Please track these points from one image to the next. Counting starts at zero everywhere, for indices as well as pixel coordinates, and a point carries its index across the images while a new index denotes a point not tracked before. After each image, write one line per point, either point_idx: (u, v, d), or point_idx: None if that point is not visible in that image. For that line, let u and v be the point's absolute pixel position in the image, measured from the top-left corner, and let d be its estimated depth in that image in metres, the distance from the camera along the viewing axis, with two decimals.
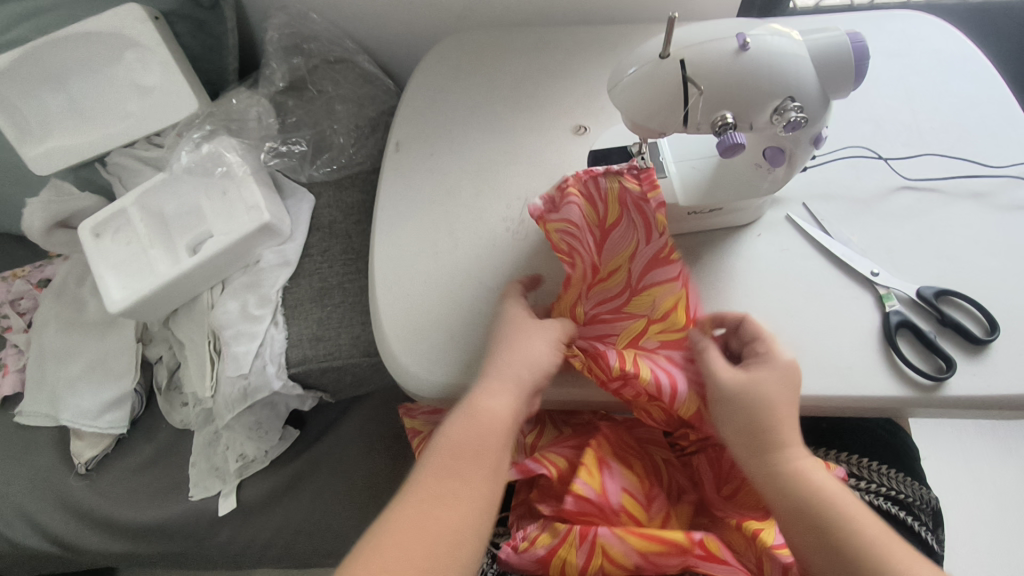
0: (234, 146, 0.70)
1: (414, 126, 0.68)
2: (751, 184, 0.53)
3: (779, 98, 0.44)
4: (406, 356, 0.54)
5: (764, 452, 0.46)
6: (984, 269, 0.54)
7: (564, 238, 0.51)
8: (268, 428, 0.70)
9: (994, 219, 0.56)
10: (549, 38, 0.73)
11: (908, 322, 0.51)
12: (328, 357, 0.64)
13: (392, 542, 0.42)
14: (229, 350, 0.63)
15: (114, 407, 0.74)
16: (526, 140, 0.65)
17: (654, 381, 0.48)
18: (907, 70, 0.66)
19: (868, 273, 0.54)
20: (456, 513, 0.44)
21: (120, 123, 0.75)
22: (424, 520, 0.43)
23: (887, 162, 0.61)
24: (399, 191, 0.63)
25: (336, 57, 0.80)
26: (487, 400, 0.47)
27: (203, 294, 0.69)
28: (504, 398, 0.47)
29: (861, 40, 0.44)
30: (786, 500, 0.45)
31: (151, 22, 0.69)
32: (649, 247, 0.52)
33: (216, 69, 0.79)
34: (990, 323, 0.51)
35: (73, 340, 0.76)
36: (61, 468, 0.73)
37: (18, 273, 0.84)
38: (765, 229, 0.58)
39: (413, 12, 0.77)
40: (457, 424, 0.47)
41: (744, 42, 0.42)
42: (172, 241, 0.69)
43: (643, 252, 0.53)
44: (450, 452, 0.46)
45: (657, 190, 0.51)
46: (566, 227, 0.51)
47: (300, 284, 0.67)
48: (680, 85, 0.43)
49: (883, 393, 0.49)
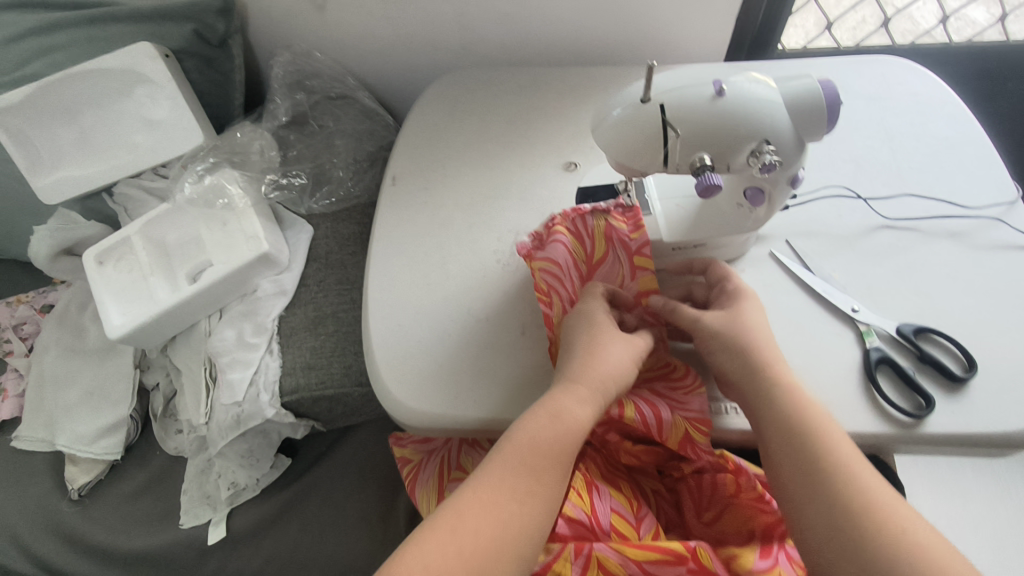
0: (235, 178, 0.73)
1: (410, 161, 0.70)
2: (733, 223, 0.55)
3: (755, 141, 0.46)
4: (396, 385, 0.55)
5: (754, 387, 0.46)
6: (962, 306, 0.55)
7: (547, 275, 0.53)
8: (260, 455, 0.73)
9: (972, 258, 0.57)
10: (542, 79, 0.76)
11: (887, 358, 0.52)
12: (320, 386, 0.65)
13: (448, 533, 0.39)
14: (224, 377, 0.65)
15: (109, 433, 0.75)
16: (518, 176, 0.68)
17: (639, 415, 0.50)
18: (886, 113, 0.68)
19: (848, 310, 0.55)
20: (517, 519, 0.41)
21: (128, 156, 0.78)
22: (487, 518, 0.40)
23: (866, 202, 0.62)
24: (394, 222, 0.65)
25: (337, 94, 0.83)
26: (568, 405, 0.45)
27: (201, 321, 0.70)
28: (584, 405, 0.45)
29: (832, 88, 0.46)
30: (779, 435, 0.44)
31: (161, 60, 0.72)
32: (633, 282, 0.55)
33: (222, 104, 0.82)
34: (967, 361, 0.52)
35: (73, 365, 0.78)
36: (55, 494, 0.74)
37: (22, 299, 0.86)
38: (748, 265, 0.60)
39: (412, 51, 0.81)
40: (536, 422, 0.44)
41: (721, 89, 0.44)
42: (172, 270, 0.71)
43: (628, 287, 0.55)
44: (519, 447, 0.43)
45: (642, 232, 0.54)
46: (549, 265, 0.53)
47: (295, 313, 0.69)
48: (660, 128, 0.45)
49: (864, 429, 0.50)
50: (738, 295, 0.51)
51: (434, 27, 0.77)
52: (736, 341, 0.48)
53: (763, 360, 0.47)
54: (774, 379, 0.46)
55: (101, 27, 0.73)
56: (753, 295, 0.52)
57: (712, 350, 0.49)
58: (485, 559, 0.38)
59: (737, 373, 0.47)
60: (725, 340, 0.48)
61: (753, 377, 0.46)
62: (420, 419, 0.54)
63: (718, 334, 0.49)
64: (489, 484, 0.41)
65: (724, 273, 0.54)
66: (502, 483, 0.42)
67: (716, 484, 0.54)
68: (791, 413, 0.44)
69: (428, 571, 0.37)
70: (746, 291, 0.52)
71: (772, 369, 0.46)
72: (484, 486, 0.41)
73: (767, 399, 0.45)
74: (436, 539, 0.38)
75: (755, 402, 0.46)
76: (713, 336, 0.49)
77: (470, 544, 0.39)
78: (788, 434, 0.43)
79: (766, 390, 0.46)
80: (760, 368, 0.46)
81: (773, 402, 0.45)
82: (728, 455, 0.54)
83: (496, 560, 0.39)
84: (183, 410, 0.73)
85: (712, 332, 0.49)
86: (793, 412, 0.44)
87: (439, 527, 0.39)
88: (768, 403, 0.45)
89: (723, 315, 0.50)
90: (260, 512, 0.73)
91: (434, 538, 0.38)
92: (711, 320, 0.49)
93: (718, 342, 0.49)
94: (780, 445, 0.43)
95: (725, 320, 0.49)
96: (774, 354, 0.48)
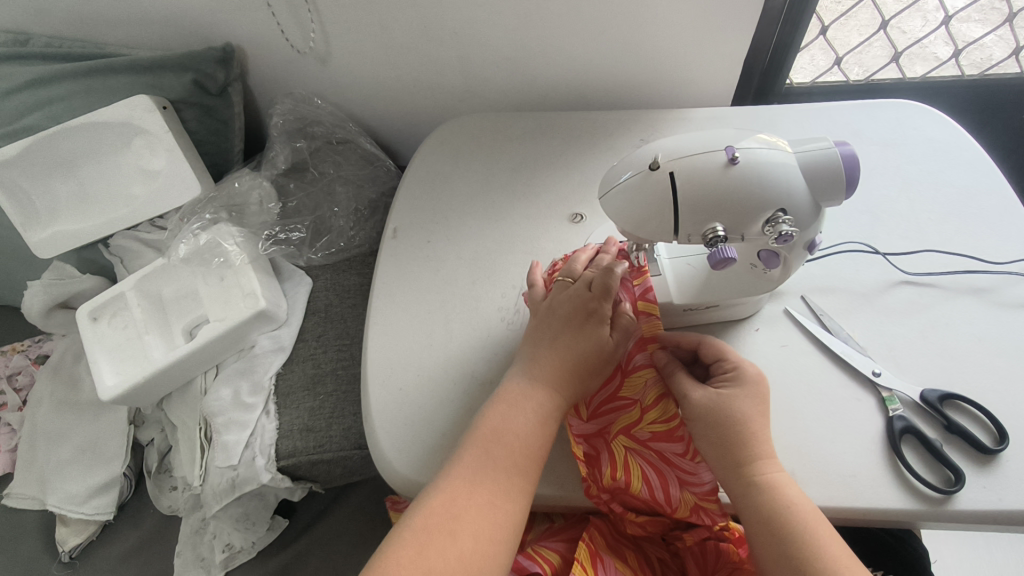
0: (232, 235, 0.71)
1: (412, 212, 0.68)
2: (747, 285, 0.52)
3: (770, 210, 0.43)
4: (392, 451, 0.52)
5: (743, 473, 0.44)
6: (991, 371, 0.52)
7: None
8: (256, 519, 0.71)
9: (996, 317, 0.55)
10: (546, 124, 0.74)
11: (912, 428, 0.49)
12: (318, 450, 0.63)
13: (434, 540, 0.41)
14: (218, 440, 0.63)
15: (101, 491, 0.73)
16: (522, 228, 0.66)
17: (645, 486, 0.47)
18: (902, 160, 0.66)
19: (869, 373, 0.53)
20: (495, 510, 0.43)
21: (125, 207, 0.77)
22: (469, 514, 0.42)
23: (885, 257, 0.60)
24: (395, 278, 0.63)
25: (339, 139, 0.83)
26: (529, 394, 0.48)
27: (197, 378, 0.68)
28: (543, 394, 0.47)
29: (851, 151, 0.44)
30: (769, 535, 0.42)
31: (159, 112, 0.72)
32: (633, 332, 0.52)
33: (222, 151, 0.81)
34: (999, 433, 0.49)
35: (66, 420, 0.76)
36: (45, 555, 0.72)
37: (17, 348, 0.85)
38: (763, 324, 0.57)
39: (415, 96, 0.79)
40: (502, 412, 0.47)
41: (733, 156, 0.42)
42: (168, 326, 0.70)
43: None
44: (484, 441, 0.46)
45: (643, 275, 0.53)
46: None
47: (293, 369, 0.68)
48: (670, 197, 0.43)
49: (889, 506, 0.47)
50: (735, 373, 0.48)
51: (436, 73, 0.75)
52: (722, 427, 0.45)
53: (748, 451, 0.45)
54: (757, 472, 0.44)
55: (100, 79, 0.73)
56: (755, 380, 0.48)
57: (704, 430, 0.46)
58: (474, 553, 0.41)
59: (720, 462, 0.45)
60: (709, 423, 0.46)
61: (734, 470, 0.45)
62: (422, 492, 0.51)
63: (704, 416, 0.46)
64: (462, 480, 0.44)
65: (722, 348, 0.50)
66: (476, 479, 0.44)
67: (720, 550, 0.50)
68: (770, 514, 0.43)
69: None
70: (748, 377, 0.47)
71: (756, 461, 0.45)
72: (458, 483, 0.44)
73: (749, 495, 0.44)
74: (419, 546, 0.41)
75: (737, 495, 0.44)
76: (699, 419, 0.46)
77: (460, 544, 0.41)
78: (769, 536, 0.42)
79: (747, 484, 0.44)
80: (745, 462, 0.45)
81: (754, 500, 0.43)
82: (733, 523, 0.50)
83: (484, 552, 0.41)
84: (178, 467, 0.71)
85: (699, 413, 0.46)
86: (774, 511, 0.43)
87: (422, 534, 0.41)
88: (749, 500, 0.44)
89: (712, 395, 0.47)
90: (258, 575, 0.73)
91: (422, 547, 0.41)
92: (699, 399, 0.46)
93: (703, 425, 0.46)
94: (761, 546, 0.43)
95: (712, 402, 0.46)
96: (761, 440, 0.45)
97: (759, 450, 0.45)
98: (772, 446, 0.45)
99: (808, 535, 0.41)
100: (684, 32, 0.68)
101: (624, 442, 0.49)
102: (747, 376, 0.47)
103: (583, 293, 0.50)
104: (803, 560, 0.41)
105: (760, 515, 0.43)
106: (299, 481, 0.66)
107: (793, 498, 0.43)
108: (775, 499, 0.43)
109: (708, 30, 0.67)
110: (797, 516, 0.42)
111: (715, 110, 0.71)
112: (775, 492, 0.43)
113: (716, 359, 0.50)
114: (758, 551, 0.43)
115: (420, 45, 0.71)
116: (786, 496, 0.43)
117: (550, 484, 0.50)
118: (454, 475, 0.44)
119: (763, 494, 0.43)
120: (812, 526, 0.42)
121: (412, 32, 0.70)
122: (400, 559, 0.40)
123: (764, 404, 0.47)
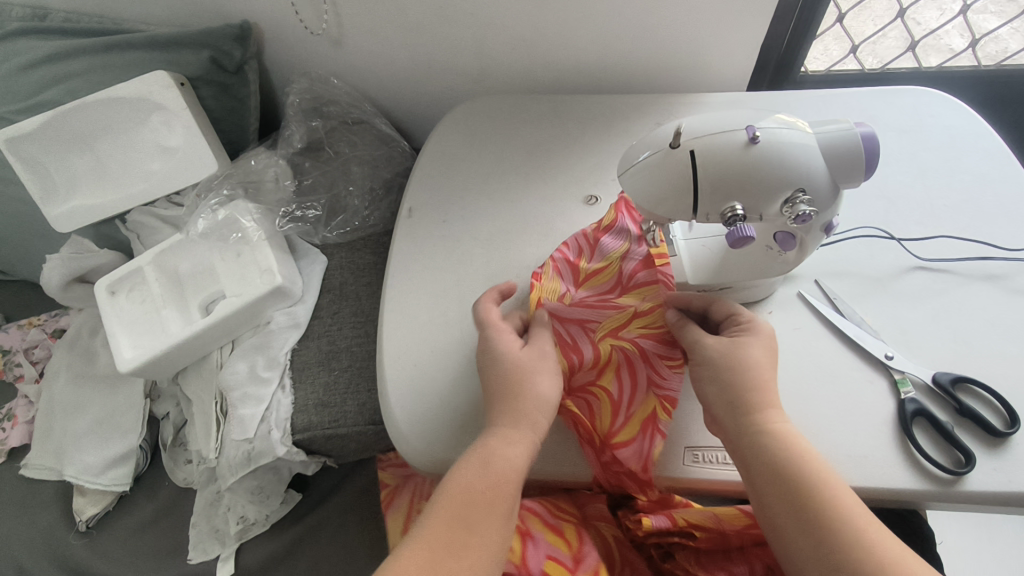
0: (250, 211, 0.72)
1: (427, 192, 0.69)
2: (763, 266, 0.52)
3: (790, 190, 0.44)
4: (408, 423, 0.53)
5: (750, 414, 0.44)
6: (1002, 355, 0.53)
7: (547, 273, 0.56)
8: (270, 492, 0.72)
9: (1011, 303, 0.55)
10: (561, 107, 0.74)
11: (924, 411, 0.50)
12: (333, 424, 0.64)
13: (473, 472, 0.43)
14: (235, 413, 0.64)
15: (117, 463, 0.74)
16: (538, 209, 0.66)
17: (617, 392, 0.51)
18: (918, 147, 0.66)
19: (882, 356, 0.53)
20: (454, 566, 0.39)
21: (142, 183, 0.78)
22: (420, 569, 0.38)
23: (900, 242, 0.60)
24: (411, 256, 0.64)
25: (354, 119, 0.83)
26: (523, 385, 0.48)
27: (213, 352, 0.70)
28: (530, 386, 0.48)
29: (871, 133, 0.44)
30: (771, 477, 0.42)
31: (177, 88, 0.73)
32: (642, 249, 0.53)
33: (237, 129, 0.82)
34: (1010, 415, 0.49)
35: (84, 393, 0.77)
36: (62, 525, 0.74)
37: (33, 322, 0.86)
38: (776, 307, 0.58)
39: (430, 76, 0.79)
40: (466, 471, 0.43)
41: (755, 135, 0.43)
42: (184, 301, 0.71)
43: (636, 254, 0.54)
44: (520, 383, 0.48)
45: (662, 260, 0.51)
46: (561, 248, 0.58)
47: (308, 346, 0.69)
48: (690, 174, 0.43)
49: (898, 485, 0.48)
50: (748, 325, 0.48)
51: (452, 54, 0.76)
52: (735, 373, 0.46)
53: (757, 397, 0.45)
54: (768, 421, 0.44)
55: (119, 55, 0.74)
56: (769, 334, 0.48)
57: (712, 377, 0.46)
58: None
59: (730, 411, 0.45)
60: (723, 369, 0.46)
61: (745, 416, 0.44)
62: (437, 464, 0.52)
63: (716, 362, 0.46)
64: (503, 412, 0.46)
65: (733, 306, 0.50)
66: (429, 537, 0.40)
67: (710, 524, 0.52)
68: (782, 461, 0.42)
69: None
70: (760, 329, 0.48)
71: (766, 410, 0.44)
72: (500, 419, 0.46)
73: (760, 444, 0.43)
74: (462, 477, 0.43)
75: (745, 443, 0.44)
76: (711, 364, 0.47)
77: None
78: (781, 484, 0.41)
79: (756, 430, 0.44)
80: (753, 408, 0.45)
81: (765, 449, 0.43)
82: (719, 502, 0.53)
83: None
84: (193, 440, 0.72)
85: (711, 359, 0.47)
86: (787, 459, 0.42)
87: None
88: (760, 448, 0.43)
89: (725, 342, 0.47)
90: (269, 548, 0.74)
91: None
92: (713, 344, 0.47)
93: (716, 370, 0.46)
94: (773, 494, 0.42)
95: (726, 349, 0.47)
96: (771, 391, 0.45)
97: (767, 397, 0.45)
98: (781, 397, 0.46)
99: (820, 482, 0.41)
100: (703, 16, 0.68)
101: (613, 348, 0.51)
102: (762, 329, 0.48)
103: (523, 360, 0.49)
104: (816, 507, 0.40)
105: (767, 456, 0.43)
106: (313, 456, 0.68)
107: (799, 441, 0.43)
108: (785, 445, 0.43)
109: (727, 13, 0.67)
110: (809, 463, 0.42)
111: (731, 95, 0.71)
112: (782, 438, 0.43)
113: (728, 315, 0.50)
114: (757, 495, 0.43)
115: (438, 25, 0.71)
116: (796, 443, 0.43)
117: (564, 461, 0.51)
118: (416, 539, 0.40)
119: (773, 439, 0.43)
120: (827, 477, 0.41)
121: (429, 12, 0.70)
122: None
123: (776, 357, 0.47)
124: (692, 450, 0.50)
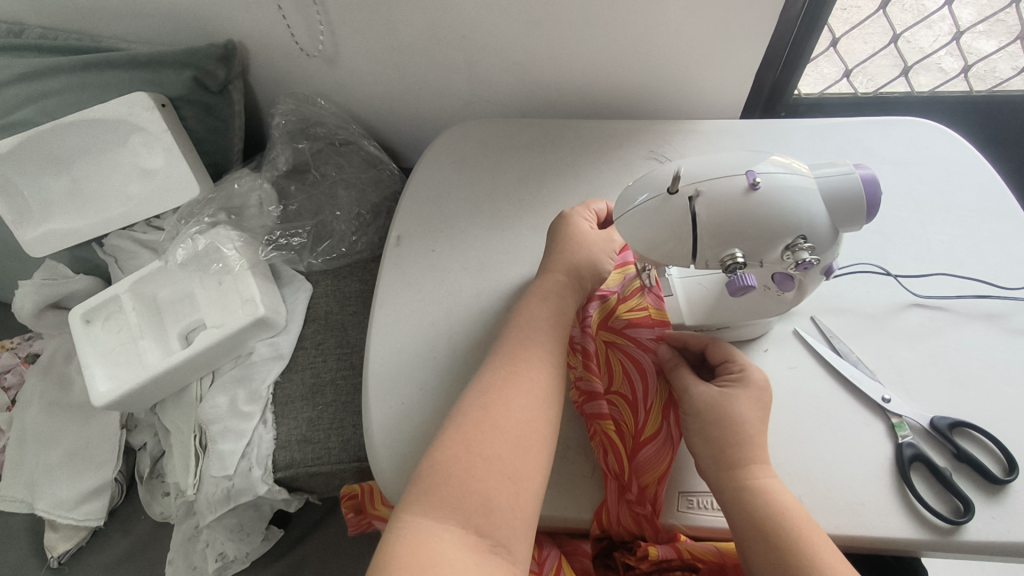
0: (231, 239, 0.70)
1: (415, 219, 0.67)
2: (762, 304, 0.50)
3: (791, 236, 0.42)
4: (394, 470, 0.51)
5: (732, 469, 0.45)
6: (1001, 400, 0.52)
7: None
8: (251, 529, 0.71)
9: (1008, 345, 0.55)
10: (555, 135, 0.72)
11: (922, 457, 0.49)
12: (317, 461, 0.63)
13: (500, 388, 0.46)
14: (215, 448, 0.62)
15: (91, 497, 0.73)
16: (529, 238, 0.65)
17: (627, 385, 0.51)
18: (915, 179, 0.66)
19: (878, 399, 0.52)
20: (493, 455, 0.43)
21: (120, 208, 0.76)
22: (505, 407, 0.45)
23: (896, 279, 0.59)
24: (398, 285, 0.62)
25: (342, 141, 0.81)
26: (536, 296, 0.53)
27: (192, 384, 0.67)
28: (554, 292, 0.53)
29: (872, 177, 0.43)
30: (754, 536, 0.42)
31: (158, 110, 0.71)
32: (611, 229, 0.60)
33: (221, 150, 0.80)
34: (1008, 463, 0.48)
35: (56, 422, 0.75)
36: (32, 562, 0.74)
37: (6, 345, 0.84)
38: (772, 344, 0.57)
39: (420, 98, 0.78)
40: (491, 380, 0.47)
41: (755, 181, 0.42)
42: (162, 329, 0.69)
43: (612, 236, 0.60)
44: (531, 306, 0.52)
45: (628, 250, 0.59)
46: None
47: (291, 379, 0.67)
48: (689, 221, 0.42)
49: (896, 534, 0.47)
50: (741, 374, 0.49)
51: (443, 76, 0.74)
52: (720, 425, 0.46)
53: (744, 452, 0.45)
54: (749, 476, 0.44)
55: (97, 73, 0.71)
56: (760, 384, 0.48)
57: (700, 426, 0.47)
58: (517, 433, 0.44)
59: (713, 463, 0.46)
60: (707, 420, 0.47)
61: (727, 473, 0.45)
62: None
63: (701, 411, 0.47)
64: (524, 332, 0.50)
65: (730, 351, 0.50)
66: (504, 377, 0.47)
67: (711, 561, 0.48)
68: (765, 520, 0.42)
69: (471, 454, 0.43)
70: (753, 380, 0.48)
71: (749, 466, 0.45)
72: (517, 343, 0.49)
73: (740, 501, 0.44)
74: (490, 397, 0.46)
75: (728, 500, 0.44)
76: (697, 414, 0.47)
77: (500, 430, 0.44)
78: (762, 542, 0.42)
79: (741, 487, 0.44)
80: (738, 465, 0.45)
81: (750, 508, 0.43)
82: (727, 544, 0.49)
83: (522, 434, 0.44)
84: (170, 473, 0.70)
85: (698, 408, 0.47)
86: (766, 518, 0.42)
87: (464, 428, 0.44)
88: (741, 507, 0.44)
89: (714, 392, 0.47)
90: None
91: (465, 433, 0.44)
92: (700, 392, 0.47)
93: (700, 420, 0.47)
94: (753, 552, 0.42)
95: (712, 400, 0.47)
96: (757, 447, 0.46)
97: (752, 451, 0.45)
98: (767, 451, 0.46)
99: (800, 538, 0.41)
100: (697, 43, 0.67)
101: (613, 346, 0.53)
102: (753, 378, 0.48)
103: (577, 218, 0.57)
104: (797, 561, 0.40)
105: (751, 512, 0.43)
106: (296, 492, 0.66)
107: (781, 496, 0.44)
108: (770, 504, 0.43)
109: (719, 41, 0.66)
110: (792, 519, 0.42)
111: (726, 123, 0.70)
112: (766, 496, 0.43)
113: (724, 360, 0.50)
114: (742, 550, 0.43)
115: (429, 48, 0.70)
116: (780, 501, 0.43)
117: (555, 509, 0.49)
118: (485, 381, 0.47)
119: (757, 496, 0.43)
120: (810, 534, 0.42)
121: (419, 33, 0.68)
122: (450, 446, 0.43)
123: (766, 410, 0.48)
124: (686, 496, 0.49)
